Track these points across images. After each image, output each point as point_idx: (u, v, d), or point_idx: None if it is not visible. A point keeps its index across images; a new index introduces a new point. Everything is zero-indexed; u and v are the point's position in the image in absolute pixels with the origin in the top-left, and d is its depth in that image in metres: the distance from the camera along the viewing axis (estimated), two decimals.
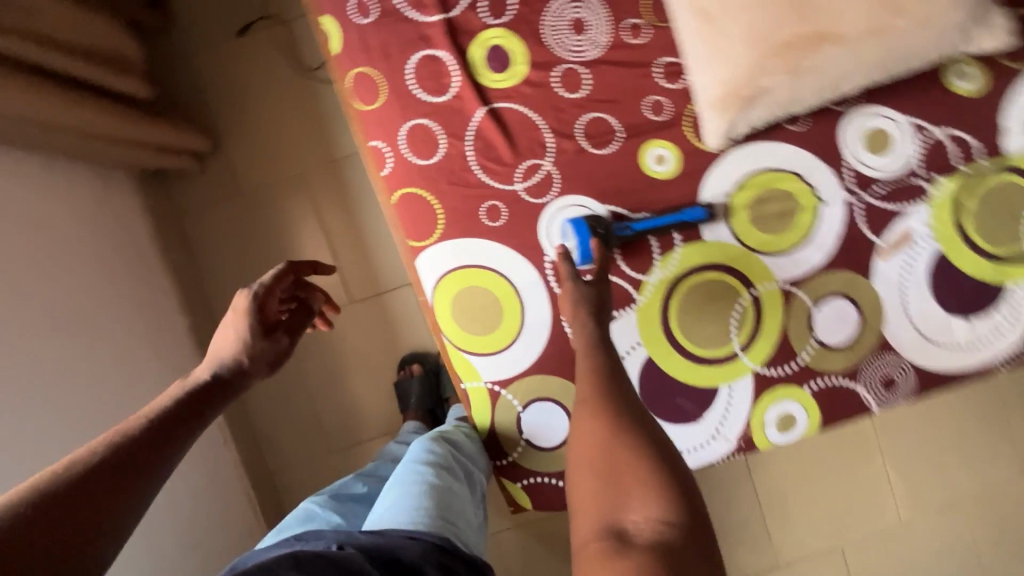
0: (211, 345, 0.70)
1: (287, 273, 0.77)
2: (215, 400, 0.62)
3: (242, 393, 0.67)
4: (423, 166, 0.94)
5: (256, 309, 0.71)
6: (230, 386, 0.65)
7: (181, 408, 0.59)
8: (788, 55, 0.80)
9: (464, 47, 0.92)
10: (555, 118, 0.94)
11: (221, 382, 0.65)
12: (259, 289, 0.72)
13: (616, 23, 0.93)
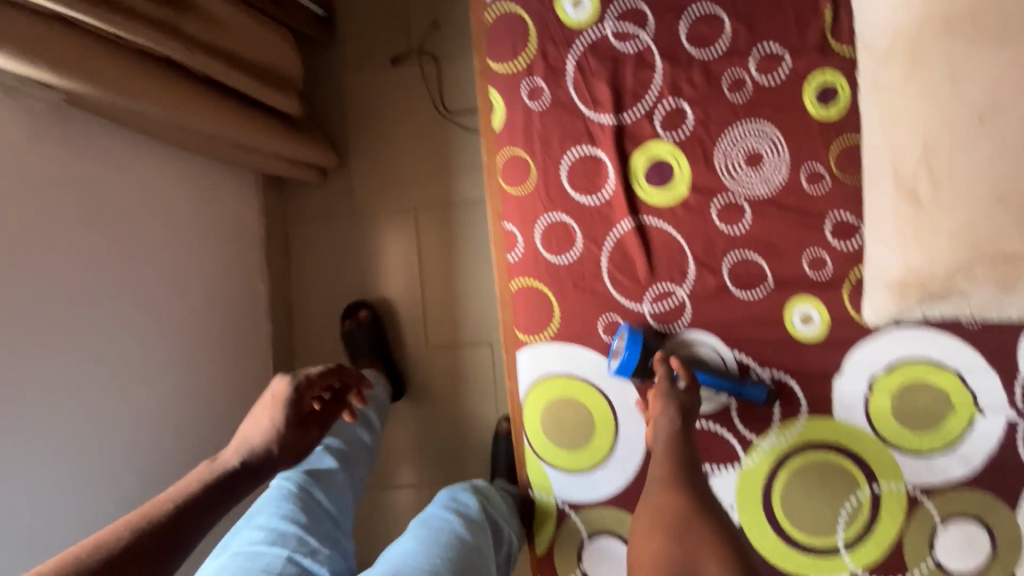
0: (245, 426, 0.78)
1: (331, 372, 0.88)
2: (238, 481, 0.68)
3: (266, 480, 0.73)
4: (553, 263, 0.90)
5: (292, 397, 0.80)
6: (258, 470, 0.72)
7: (209, 490, 0.65)
8: (1002, 266, 0.70)
9: (628, 154, 0.87)
10: (704, 248, 0.87)
11: (252, 464, 0.71)
12: (294, 381, 0.81)
13: (796, 165, 0.86)
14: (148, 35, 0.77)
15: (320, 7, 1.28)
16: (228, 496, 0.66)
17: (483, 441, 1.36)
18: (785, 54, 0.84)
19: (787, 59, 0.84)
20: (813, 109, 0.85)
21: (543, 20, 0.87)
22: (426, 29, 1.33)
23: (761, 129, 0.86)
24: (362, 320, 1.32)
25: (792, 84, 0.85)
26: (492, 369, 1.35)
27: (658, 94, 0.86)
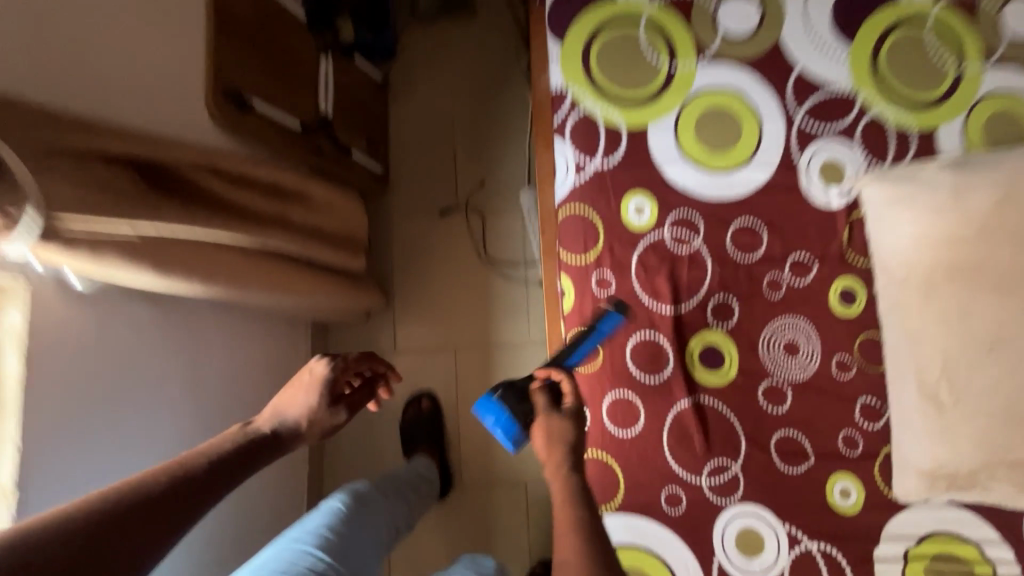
0: (283, 396, 0.86)
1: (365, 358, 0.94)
2: (262, 451, 0.75)
3: (287, 452, 0.80)
4: (619, 436, 0.98)
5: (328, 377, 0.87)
6: (284, 440, 0.80)
7: (237, 452, 0.72)
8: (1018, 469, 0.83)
9: (684, 340, 0.99)
10: (753, 426, 0.98)
11: (279, 436, 0.79)
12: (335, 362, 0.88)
13: (826, 354, 0.99)
14: (278, 240, 0.85)
15: (380, 165, 1.41)
16: (253, 461, 0.73)
17: None
18: (813, 262, 1.00)
19: (815, 266, 1.00)
20: (838, 308, 1.00)
21: (610, 221, 1.01)
22: (473, 186, 1.47)
23: (796, 322, 1.00)
24: (423, 408, 1.38)
25: (820, 286, 1.00)
26: (526, 510, 1.36)
27: (709, 290, 1.00)
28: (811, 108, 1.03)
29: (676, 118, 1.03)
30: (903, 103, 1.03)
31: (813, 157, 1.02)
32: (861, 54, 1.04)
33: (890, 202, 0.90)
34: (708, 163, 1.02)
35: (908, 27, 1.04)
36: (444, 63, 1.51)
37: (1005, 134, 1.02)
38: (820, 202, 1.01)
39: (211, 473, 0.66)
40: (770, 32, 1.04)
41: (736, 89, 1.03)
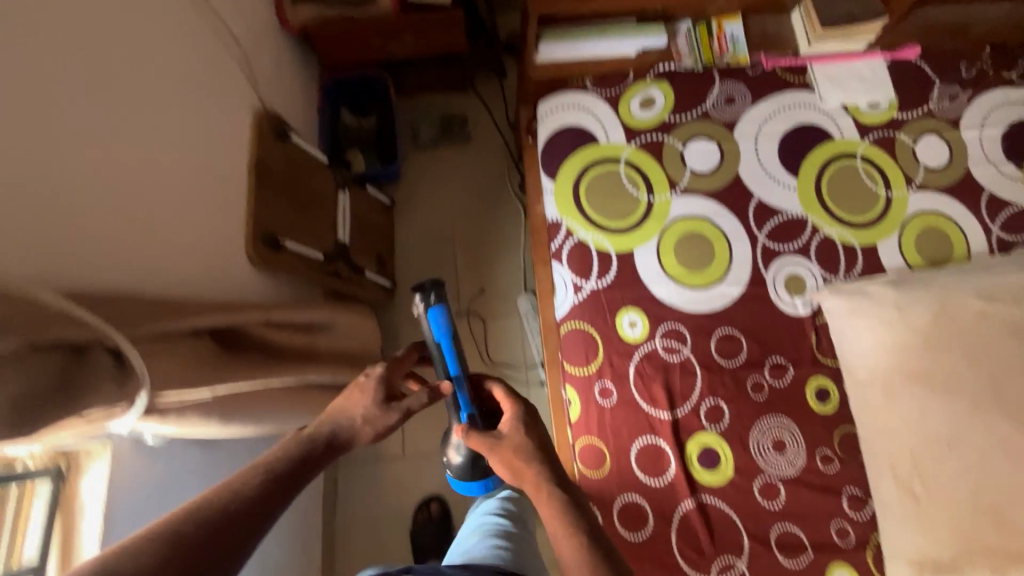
0: (339, 397, 0.71)
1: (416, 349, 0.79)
2: (316, 467, 0.65)
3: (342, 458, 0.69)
4: (632, 541, 1.04)
5: (385, 379, 0.72)
6: (342, 449, 0.68)
7: (289, 471, 0.63)
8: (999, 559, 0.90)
9: (682, 442, 1.08)
10: (753, 522, 1.05)
11: (336, 444, 0.67)
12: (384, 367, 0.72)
13: (811, 449, 1.09)
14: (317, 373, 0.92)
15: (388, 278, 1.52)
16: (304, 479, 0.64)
17: None
18: (789, 364, 1.13)
19: (791, 368, 1.13)
20: (815, 405, 1.11)
21: (607, 334, 1.13)
22: (474, 293, 1.59)
23: (781, 420, 1.10)
24: (433, 512, 1.40)
25: (797, 387, 1.12)
26: None
27: (700, 395, 1.11)
28: (771, 230, 1.20)
29: (658, 241, 1.18)
30: (847, 223, 1.21)
31: (777, 272, 1.18)
32: (808, 184, 1.24)
33: (849, 312, 1.04)
34: (688, 280, 1.16)
35: (842, 161, 1.25)
36: (444, 182, 1.68)
37: (933, 247, 1.21)
38: (788, 312, 1.16)
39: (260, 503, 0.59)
40: (731, 167, 1.23)
41: (706, 216, 1.20)
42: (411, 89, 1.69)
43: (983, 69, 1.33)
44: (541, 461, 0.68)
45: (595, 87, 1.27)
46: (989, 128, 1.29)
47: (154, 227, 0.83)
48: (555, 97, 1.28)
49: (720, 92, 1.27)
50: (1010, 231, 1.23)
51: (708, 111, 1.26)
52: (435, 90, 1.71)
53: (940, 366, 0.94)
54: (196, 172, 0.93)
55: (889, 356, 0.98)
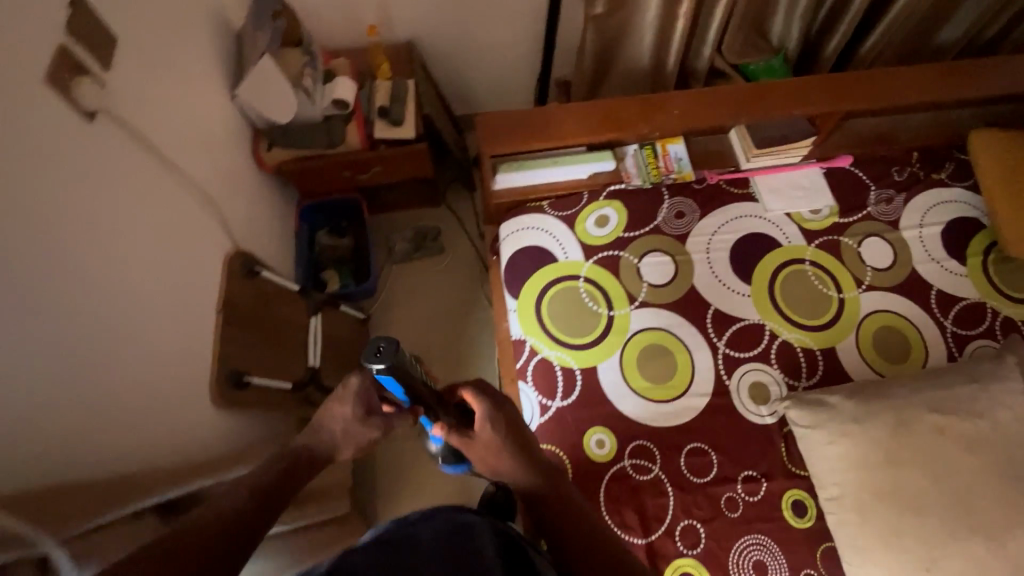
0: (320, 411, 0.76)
1: None
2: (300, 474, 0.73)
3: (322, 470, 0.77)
4: None
5: (360, 393, 0.74)
6: (320, 460, 0.76)
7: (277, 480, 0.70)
8: None
9: (659, 569, 1.05)
10: None
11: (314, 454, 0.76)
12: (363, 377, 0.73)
13: (793, 568, 1.06)
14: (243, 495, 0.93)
15: None
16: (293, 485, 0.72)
17: None
18: (762, 478, 1.11)
19: (764, 482, 1.11)
20: (793, 521, 1.09)
21: (576, 456, 1.13)
22: None
23: (761, 539, 1.07)
24: None
25: (772, 502, 1.10)
26: None
27: (674, 516, 1.09)
28: (730, 338, 1.23)
29: (620, 357, 1.21)
30: (803, 328, 1.25)
31: (741, 380, 1.19)
32: (761, 289, 1.29)
33: (813, 425, 1.04)
34: (652, 395, 1.17)
35: (792, 267, 1.31)
36: (419, 293, 1.73)
37: (891, 347, 1.23)
38: (756, 420, 1.16)
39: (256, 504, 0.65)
40: (686, 279, 1.28)
41: (666, 328, 1.23)
42: (385, 207, 1.78)
43: (915, 172, 1.42)
44: (514, 456, 0.75)
45: (553, 209, 1.35)
46: (929, 228, 1.36)
47: (120, 388, 0.86)
48: (516, 220, 1.36)
49: (670, 208, 1.35)
50: (962, 327, 1.26)
51: (660, 226, 1.33)
52: (408, 206, 1.81)
53: (906, 483, 0.93)
54: (167, 325, 0.97)
55: (856, 473, 0.97)
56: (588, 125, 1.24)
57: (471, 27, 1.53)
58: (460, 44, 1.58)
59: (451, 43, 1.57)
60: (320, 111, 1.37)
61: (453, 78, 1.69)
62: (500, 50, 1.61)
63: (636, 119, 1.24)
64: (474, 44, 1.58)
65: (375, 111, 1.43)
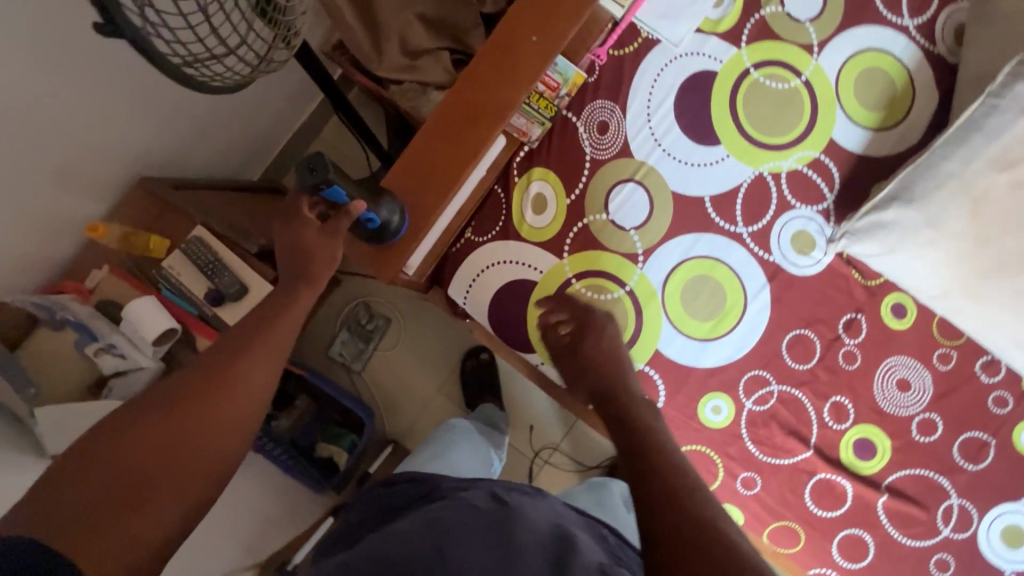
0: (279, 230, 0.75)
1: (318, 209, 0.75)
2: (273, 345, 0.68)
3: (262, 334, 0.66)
4: (866, 566, 1.04)
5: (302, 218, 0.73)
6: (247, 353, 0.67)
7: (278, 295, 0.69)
8: None
9: (835, 457, 1.05)
10: (937, 461, 1.05)
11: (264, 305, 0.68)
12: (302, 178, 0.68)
13: (926, 360, 1.06)
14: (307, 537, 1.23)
15: None
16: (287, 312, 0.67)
17: None
18: (857, 314, 1.06)
19: (861, 316, 1.06)
20: (895, 325, 1.06)
21: (704, 436, 1.06)
22: (528, 434, 1.48)
23: (890, 362, 1.06)
24: None
25: (877, 325, 1.06)
26: None
27: (815, 407, 1.05)
28: (744, 214, 1.07)
29: (668, 320, 1.06)
30: (794, 144, 1.07)
31: (781, 244, 1.07)
32: (733, 138, 1.07)
33: (882, 251, 0.95)
34: (721, 329, 1.06)
35: (742, 86, 1.08)
36: (405, 373, 1.49)
37: (876, 90, 1.07)
38: (815, 268, 1.06)
39: (245, 336, 0.63)
40: (662, 192, 1.07)
41: (685, 255, 1.06)
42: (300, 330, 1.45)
43: None
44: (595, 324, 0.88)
45: (480, 234, 1.08)
46: None
47: None
48: (459, 274, 1.09)
49: (587, 128, 1.07)
50: (919, 14, 1.07)
51: (594, 157, 1.07)
52: (316, 309, 1.48)
53: (1001, 250, 0.88)
54: None
55: (950, 270, 0.92)
56: (464, 129, 0.86)
57: (186, 101, 1.01)
58: (192, 128, 1.07)
59: (183, 136, 1.07)
60: (156, 364, 0.99)
61: (220, 157, 1.21)
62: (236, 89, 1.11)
63: (506, 73, 0.86)
64: (206, 113, 1.08)
65: (204, 303, 1.03)
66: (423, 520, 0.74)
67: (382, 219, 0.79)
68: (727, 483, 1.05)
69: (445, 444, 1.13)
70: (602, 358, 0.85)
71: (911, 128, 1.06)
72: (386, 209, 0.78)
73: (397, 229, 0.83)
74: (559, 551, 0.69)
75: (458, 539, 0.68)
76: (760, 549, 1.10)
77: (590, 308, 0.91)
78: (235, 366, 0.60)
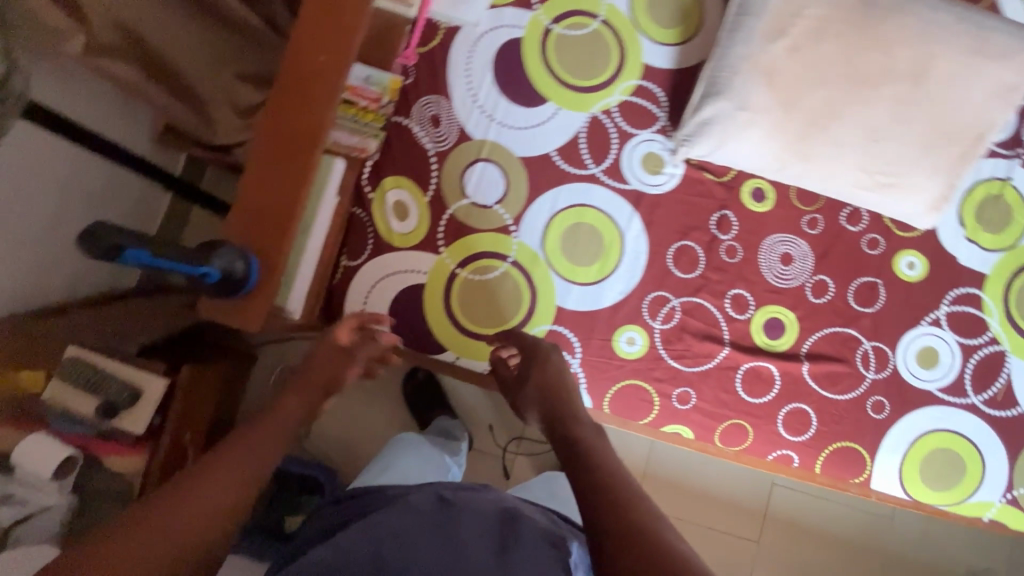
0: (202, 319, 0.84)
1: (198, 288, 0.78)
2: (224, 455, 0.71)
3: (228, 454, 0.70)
4: (814, 432, 1.09)
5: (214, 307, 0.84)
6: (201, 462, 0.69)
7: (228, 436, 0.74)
8: (969, 154, 0.97)
9: (752, 345, 1.10)
10: (841, 315, 1.11)
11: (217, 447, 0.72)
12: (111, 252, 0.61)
13: (797, 229, 1.13)
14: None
15: None
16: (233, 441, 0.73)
17: (853, 523, 1.48)
18: (724, 210, 1.12)
19: (728, 211, 1.12)
20: (759, 208, 1.13)
21: (631, 370, 1.08)
22: (490, 433, 1.48)
23: (768, 242, 1.12)
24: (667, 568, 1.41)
25: (746, 214, 1.12)
26: (795, 492, 1.48)
27: (719, 306, 1.10)
28: (594, 156, 1.11)
29: (559, 276, 1.09)
30: (614, 79, 1.13)
31: (635, 171, 1.12)
32: (559, 92, 1.12)
33: (717, 146, 1.01)
34: (609, 267, 1.09)
35: (550, 43, 1.13)
36: (351, 420, 1.46)
37: (667, 8, 1.14)
38: (671, 181, 1.12)
39: (202, 466, 0.67)
40: (512, 161, 1.10)
41: (553, 211, 1.10)
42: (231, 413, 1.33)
43: None
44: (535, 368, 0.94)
45: (355, 258, 1.07)
46: None
47: None
48: (349, 302, 1.08)
49: (422, 126, 1.10)
50: None
51: (437, 150, 1.09)
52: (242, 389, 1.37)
53: (812, 109, 0.95)
54: None
55: (779, 140, 0.98)
56: (286, 159, 0.87)
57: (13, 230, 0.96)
58: (32, 259, 1.01)
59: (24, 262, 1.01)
60: (67, 498, 0.95)
61: (76, 272, 1.15)
62: (68, 204, 1.07)
63: (307, 96, 0.87)
64: (44, 237, 1.03)
65: (98, 420, 0.97)
66: (362, 528, 0.79)
67: (221, 267, 0.77)
68: (667, 404, 1.08)
69: (393, 458, 1.15)
70: (553, 382, 0.92)
71: (710, 32, 1.13)
72: (223, 260, 0.77)
73: (242, 274, 0.80)
74: (504, 529, 0.80)
75: (401, 541, 0.75)
76: (721, 455, 1.13)
77: (536, 341, 0.99)
78: (190, 493, 0.62)
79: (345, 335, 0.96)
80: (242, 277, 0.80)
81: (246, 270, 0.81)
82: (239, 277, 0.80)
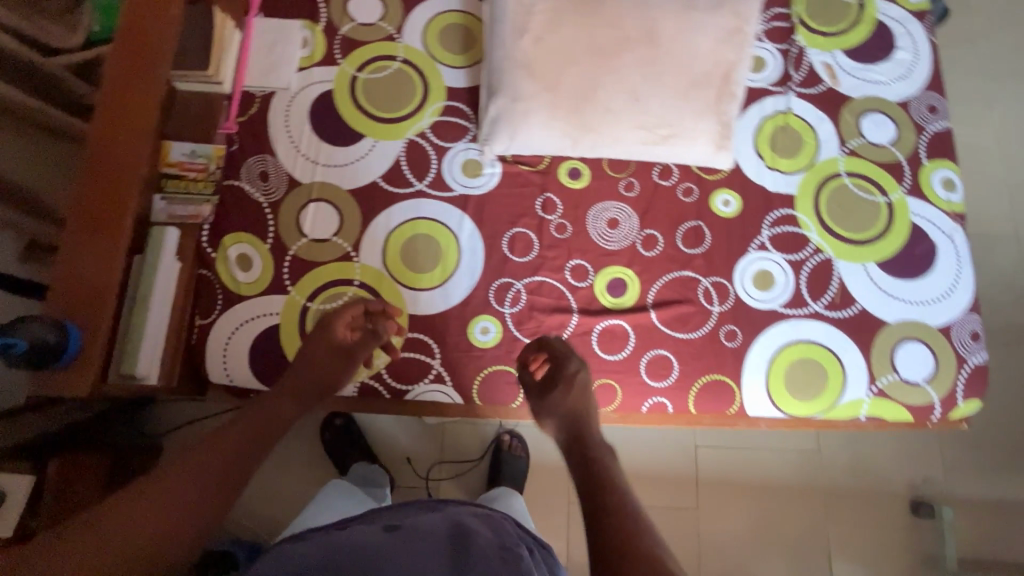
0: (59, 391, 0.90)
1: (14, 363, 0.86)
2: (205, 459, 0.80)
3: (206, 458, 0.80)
4: (678, 373, 1.13)
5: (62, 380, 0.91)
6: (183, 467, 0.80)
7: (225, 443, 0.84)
8: (723, 94, 1.10)
9: (600, 307, 1.16)
10: (674, 260, 1.19)
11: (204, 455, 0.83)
12: None
13: (616, 195, 1.22)
14: None
15: None
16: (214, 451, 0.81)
17: (784, 466, 1.49)
18: (546, 193, 1.21)
19: (549, 193, 1.21)
20: (578, 184, 1.22)
21: (492, 357, 1.13)
22: (411, 466, 1.48)
23: (592, 212, 1.21)
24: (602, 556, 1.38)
25: (566, 192, 1.22)
26: (720, 449, 1.49)
27: (560, 279, 1.17)
28: (416, 174, 1.21)
29: (406, 287, 1.15)
30: (421, 105, 1.25)
31: (457, 178, 1.21)
32: (373, 126, 1.23)
33: (511, 137, 1.11)
34: (451, 267, 1.16)
35: (357, 88, 1.25)
36: (270, 486, 1.44)
37: (454, 38, 1.29)
38: (491, 180, 1.21)
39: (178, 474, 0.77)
40: (342, 195, 1.19)
41: (389, 230, 1.18)
42: None
43: None
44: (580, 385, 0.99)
45: (208, 315, 1.12)
46: None
47: None
48: (210, 358, 1.11)
49: (252, 183, 1.19)
50: None
51: (270, 201, 1.18)
52: None
53: (576, 87, 1.07)
54: None
55: (558, 120, 1.09)
56: (95, 241, 0.96)
57: None
58: None
59: None
60: None
61: None
62: None
63: (108, 191, 0.99)
64: None
65: None
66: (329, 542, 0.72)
67: (25, 338, 0.83)
68: None
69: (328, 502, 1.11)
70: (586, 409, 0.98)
71: None
72: (29, 332, 0.83)
73: (49, 338, 0.86)
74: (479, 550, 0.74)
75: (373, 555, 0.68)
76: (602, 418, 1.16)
77: (566, 354, 1.02)
78: (145, 498, 0.73)
79: (347, 334, 1.02)
80: (58, 343, 0.87)
81: (61, 337, 0.87)
82: (54, 343, 0.86)
